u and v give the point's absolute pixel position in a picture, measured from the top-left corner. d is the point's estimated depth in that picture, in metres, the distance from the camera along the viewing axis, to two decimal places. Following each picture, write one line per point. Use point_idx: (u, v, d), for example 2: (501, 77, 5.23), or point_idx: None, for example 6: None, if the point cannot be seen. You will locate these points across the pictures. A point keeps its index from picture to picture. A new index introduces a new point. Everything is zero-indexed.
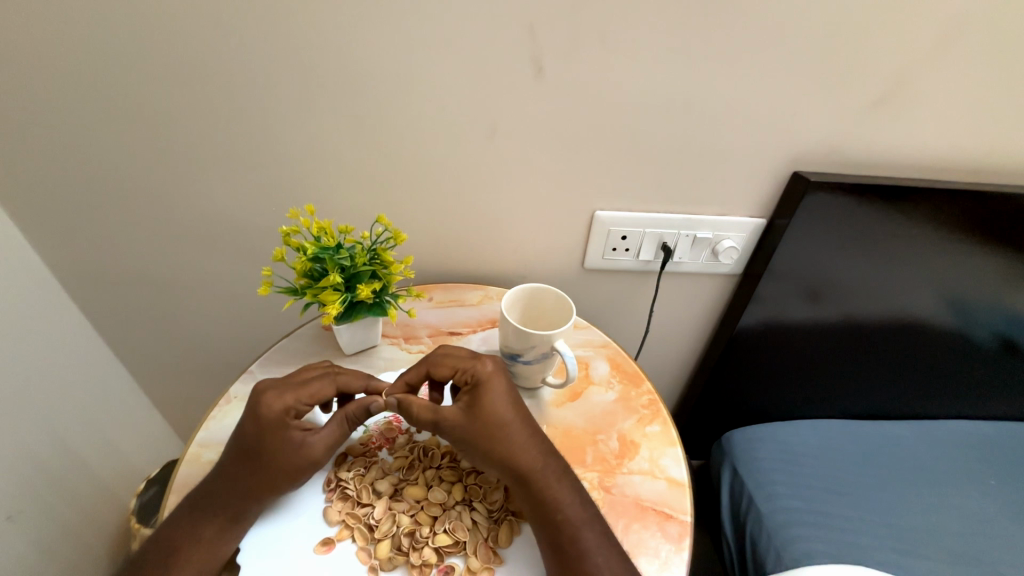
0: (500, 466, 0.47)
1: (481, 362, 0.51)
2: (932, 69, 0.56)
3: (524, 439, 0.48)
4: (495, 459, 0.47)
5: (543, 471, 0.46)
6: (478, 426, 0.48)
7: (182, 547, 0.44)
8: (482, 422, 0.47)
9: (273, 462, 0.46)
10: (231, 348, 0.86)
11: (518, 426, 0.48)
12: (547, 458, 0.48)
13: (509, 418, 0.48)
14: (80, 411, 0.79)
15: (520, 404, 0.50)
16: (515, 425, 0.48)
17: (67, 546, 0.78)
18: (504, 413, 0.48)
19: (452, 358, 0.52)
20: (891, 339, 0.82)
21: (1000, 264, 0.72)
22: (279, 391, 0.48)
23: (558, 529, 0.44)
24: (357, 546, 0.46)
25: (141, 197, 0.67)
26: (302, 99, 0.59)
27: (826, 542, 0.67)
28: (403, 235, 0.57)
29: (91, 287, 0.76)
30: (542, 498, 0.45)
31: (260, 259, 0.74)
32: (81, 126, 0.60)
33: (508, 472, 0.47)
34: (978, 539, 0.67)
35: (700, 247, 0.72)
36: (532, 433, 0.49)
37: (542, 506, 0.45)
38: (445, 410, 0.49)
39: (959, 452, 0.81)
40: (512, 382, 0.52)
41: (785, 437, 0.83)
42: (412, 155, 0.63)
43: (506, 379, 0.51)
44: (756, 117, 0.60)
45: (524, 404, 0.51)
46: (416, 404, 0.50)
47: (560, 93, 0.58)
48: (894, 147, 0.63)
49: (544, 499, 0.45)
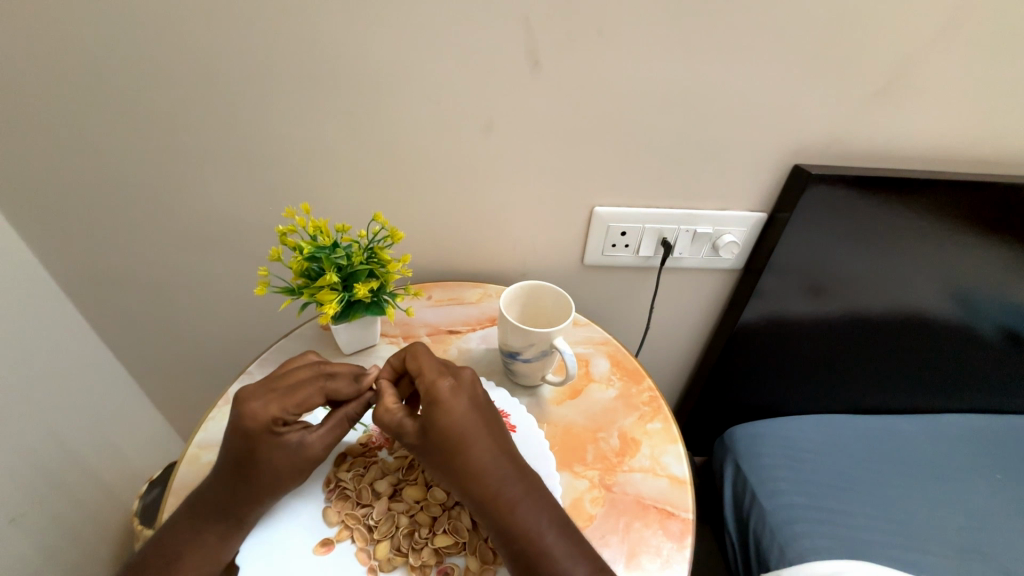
0: (457, 485, 0.45)
1: (437, 378, 0.47)
2: (933, 61, 0.56)
3: (479, 463, 0.44)
4: (450, 479, 0.45)
5: (501, 497, 0.44)
6: (433, 445, 0.45)
7: (186, 549, 0.44)
8: (436, 442, 0.45)
9: (270, 469, 0.45)
10: (231, 348, 0.86)
11: (475, 449, 0.45)
12: (505, 482, 0.44)
13: (464, 439, 0.45)
14: (80, 414, 0.79)
15: (481, 421, 0.46)
16: (469, 448, 0.45)
17: (70, 547, 0.78)
18: (459, 434, 0.45)
19: (416, 367, 0.49)
20: (894, 332, 0.81)
21: (1005, 256, 0.71)
22: (263, 402, 0.46)
23: (517, 554, 0.42)
24: (357, 547, 0.46)
25: (137, 198, 0.66)
26: (297, 99, 0.58)
27: (830, 538, 0.66)
28: (400, 233, 0.56)
29: (89, 289, 0.76)
30: (501, 522, 0.43)
31: (258, 259, 0.73)
32: (76, 128, 0.60)
33: (465, 492, 0.45)
34: (982, 532, 0.67)
35: (701, 242, 0.72)
36: (494, 450, 0.45)
37: (502, 529, 0.43)
38: (405, 423, 0.47)
39: (963, 445, 0.80)
40: (473, 397, 0.48)
41: (788, 432, 0.82)
42: (408, 153, 0.63)
43: (465, 396, 0.47)
44: (755, 110, 0.60)
45: (488, 420, 0.47)
46: (379, 412, 0.48)
47: (556, 88, 0.58)
48: (896, 138, 0.62)
49: (502, 524, 0.43)
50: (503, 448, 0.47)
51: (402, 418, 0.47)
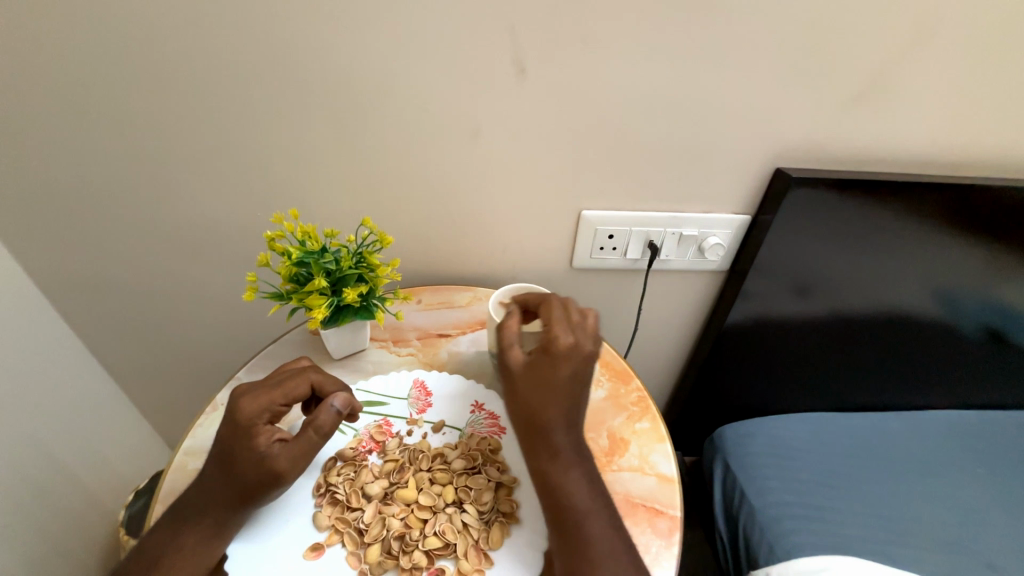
0: (528, 428, 0.47)
1: (564, 333, 0.48)
2: (905, 67, 0.58)
3: (562, 419, 0.46)
4: (527, 421, 0.46)
5: (563, 455, 0.46)
6: (527, 384, 0.47)
7: (167, 555, 0.43)
8: (532, 385, 0.47)
9: (242, 469, 0.44)
10: (219, 354, 0.85)
11: (563, 407, 0.46)
12: (569, 445, 0.46)
13: (559, 395, 0.46)
14: (65, 423, 0.78)
15: (577, 389, 0.48)
16: (561, 404, 0.46)
17: (53, 560, 0.77)
18: (554, 388, 0.46)
19: (549, 316, 0.50)
20: (878, 330, 0.83)
21: (980, 257, 0.73)
22: (254, 393, 0.47)
23: (556, 507, 0.45)
24: (347, 551, 0.46)
25: (123, 205, 0.66)
26: (286, 104, 0.59)
27: (817, 535, 0.67)
28: (388, 237, 0.56)
29: (74, 296, 0.75)
30: (554, 479, 0.45)
31: (246, 264, 0.73)
32: (63, 134, 0.59)
33: (535, 438, 0.46)
34: (965, 526, 0.68)
35: (687, 244, 0.73)
36: (574, 414, 0.47)
37: (552, 482, 0.45)
38: (515, 351, 0.48)
39: (946, 441, 0.82)
40: (589, 363, 0.48)
41: (777, 431, 0.83)
42: (397, 158, 0.64)
43: (578, 364, 0.47)
44: (737, 115, 0.61)
45: (582, 390, 0.48)
46: (505, 332, 0.49)
47: (543, 93, 0.59)
48: (874, 140, 0.64)
49: (556, 481, 0.45)
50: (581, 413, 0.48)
51: (518, 346, 0.49)
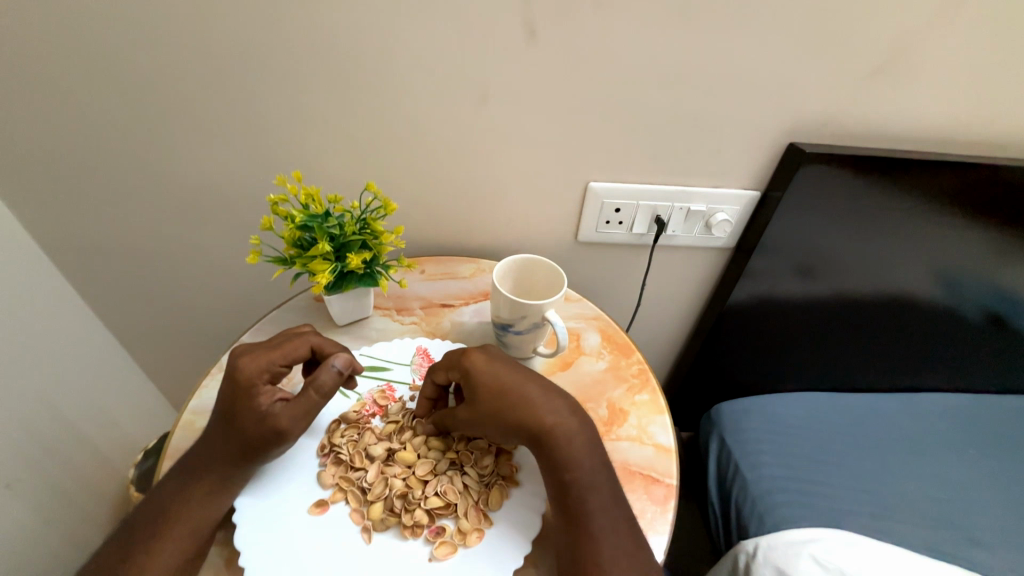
0: (516, 430, 0.48)
1: (463, 356, 0.51)
2: (931, 38, 0.55)
3: (538, 400, 0.48)
4: (510, 423, 0.47)
5: (558, 434, 0.47)
6: (485, 413, 0.48)
7: (176, 507, 0.45)
8: (489, 401, 0.48)
9: (243, 428, 0.45)
10: (223, 320, 0.86)
11: (524, 392, 0.48)
12: (559, 422, 0.47)
13: (514, 390, 0.48)
14: (71, 383, 0.79)
15: (525, 377, 0.50)
16: (524, 392, 0.48)
17: (66, 513, 0.80)
18: (504, 389, 0.48)
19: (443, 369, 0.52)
20: (880, 313, 0.83)
21: (990, 240, 0.72)
22: (254, 354, 0.48)
23: (565, 486, 0.45)
24: (350, 508, 0.47)
25: (122, 165, 0.65)
26: (287, 63, 0.57)
27: (808, 508, 0.69)
28: (392, 204, 0.55)
29: (76, 259, 0.75)
30: (557, 459, 0.46)
31: (247, 228, 0.72)
32: (57, 87, 0.58)
33: (525, 433, 0.47)
34: (952, 504, 0.70)
35: (694, 220, 0.72)
36: (546, 400, 0.49)
37: (556, 462, 0.46)
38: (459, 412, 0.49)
39: (941, 422, 0.83)
40: (505, 357, 0.52)
41: (774, 409, 0.84)
42: (402, 122, 0.62)
43: (494, 357, 0.51)
44: (753, 85, 0.59)
45: (533, 376, 0.51)
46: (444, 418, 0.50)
47: (553, 58, 0.57)
48: (892, 116, 0.62)
49: (560, 460, 0.46)
50: (556, 389, 0.51)
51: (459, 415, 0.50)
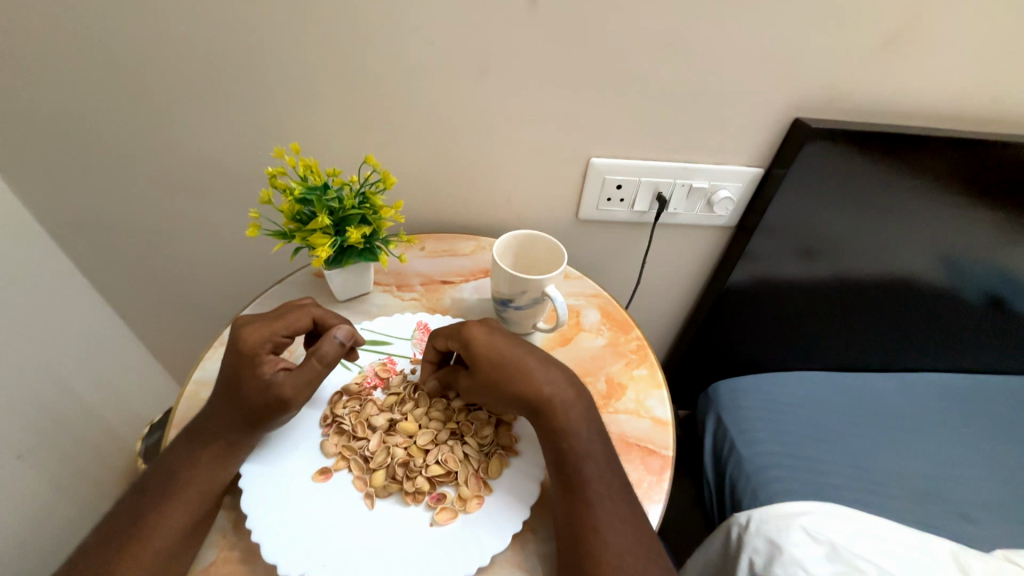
0: (514, 401, 0.48)
1: (463, 329, 0.51)
2: (944, 8, 0.54)
3: (536, 371, 0.49)
4: (509, 394, 0.48)
5: (556, 405, 0.48)
6: (486, 384, 0.49)
7: (183, 473, 0.46)
8: (489, 373, 0.49)
9: (247, 396, 0.46)
10: (224, 297, 0.86)
11: (523, 363, 0.49)
12: (557, 393, 0.48)
13: (513, 362, 0.49)
14: (76, 358, 0.80)
15: (524, 349, 0.50)
16: (523, 364, 0.49)
17: (77, 484, 0.82)
18: (504, 361, 0.49)
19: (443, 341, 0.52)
20: (880, 294, 0.83)
21: (993, 220, 0.72)
22: (256, 324, 0.48)
23: (563, 454, 0.46)
24: (353, 476, 0.48)
25: (118, 139, 0.64)
26: (281, 33, 0.55)
27: (800, 482, 0.71)
28: (392, 178, 0.55)
29: (75, 235, 0.74)
30: (555, 429, 0.47)
31: (246, 204, 0.72)
32: (48, 55, 0.56)
33: (523, 404, 0.48)
34: (941, 479, 0.71)
35: (696, 197, 0.72)
36: (544, 371, 0.49)
37: (553, 431, 0.47)
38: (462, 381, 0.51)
39: (935, 401, 0.84)
40: (504, 329, 0.52)
41: (771, 388, 0.85)
42: (401, 95, 0.61)
43: (493, 329, 0.51)
44: (759, 57, 0.58)
45: (531, 348, 0.51)
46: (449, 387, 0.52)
47: (555, 28, 0.55)
48: (900, 91, 0.61)
49: (558, 430, 0.47)
50: (553, 362, 0.51)
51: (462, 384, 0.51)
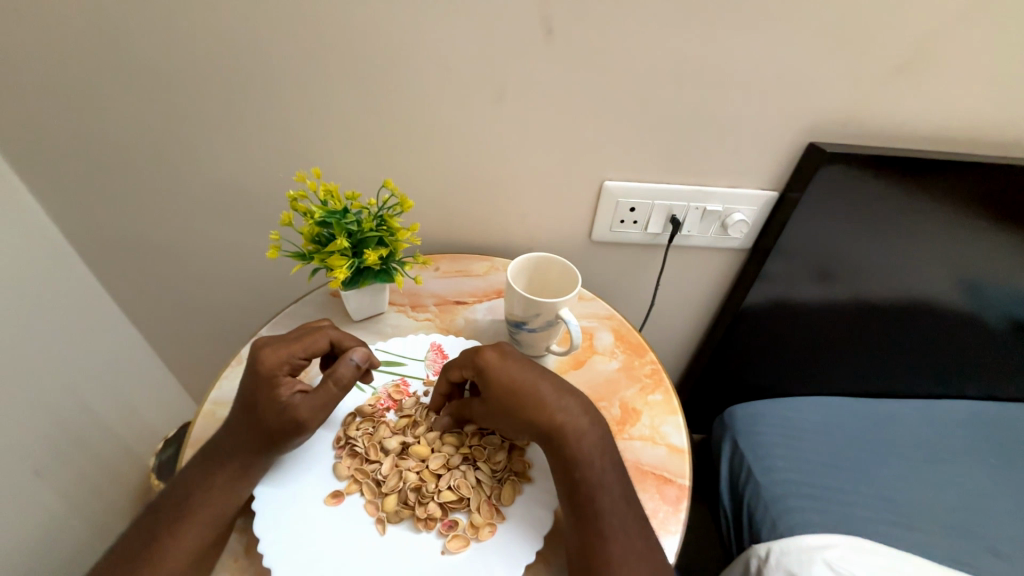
0: (528, 428, 0.48)
1: (477, 355, 0.51)
2: (956, 36, 0.54)
3: (549, 398, 0.48)
4: (522, 421, 0.48)
5: (569, 432, 0.47)
6: (500, 411, 0.49)
7: (197, 494, 0.46)
8: (502, 399, 0.48)
9: (263, 418, 0.46)
10: (241, 314, 0.88)
11: (536, 389, 0.49)
12: (570, 420, 0.47)
13: (525, 388, 0.48)
14: (96, 373, 0.81)
15: (537, 375, 0.50)
16: (536, 390, 0.48)
17: (91, 498, 0.82)
18: (517, 387, 0.48)
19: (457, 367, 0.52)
20: (900, 318, 0.81)
21: (1016, 243, 0.70)
22: (275, 346, 0.49)
23: (575, 484, 0.45)
24: (365, 500, 0.48)
25: (148, 163, 0.67)
26: (306, 62, 0.58)
27: (821, 513, 0.68)
28: (409, 201, 0.56)
29: (102, 253, 0.77)
30: (568, 458, 0.46)
31: (267, 224, 0.74)
32: (87, 85, 0.60)
33: (536, 431, 0.48)
34: (972, 514, 0.68)
35: (710, 220, 0.72)
36: (557, 397, 0.49)
37: (566, 460, 0.46)
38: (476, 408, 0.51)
39: (962, 430, 0.80)
40: (517, 354, 0.52)
41: (789, 413, 0.83)
42: (418, 121, 0.63)
43: (507, 354, 0.51)
44: (771, 84, 0.58)
45: (545, 373, 0.51)
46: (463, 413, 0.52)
47: (569, 57, 0.57)
48: (917, 116, 0.60)
49: (571, 458, 0.46)
50: (566, 387, 0.51)
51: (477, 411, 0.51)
